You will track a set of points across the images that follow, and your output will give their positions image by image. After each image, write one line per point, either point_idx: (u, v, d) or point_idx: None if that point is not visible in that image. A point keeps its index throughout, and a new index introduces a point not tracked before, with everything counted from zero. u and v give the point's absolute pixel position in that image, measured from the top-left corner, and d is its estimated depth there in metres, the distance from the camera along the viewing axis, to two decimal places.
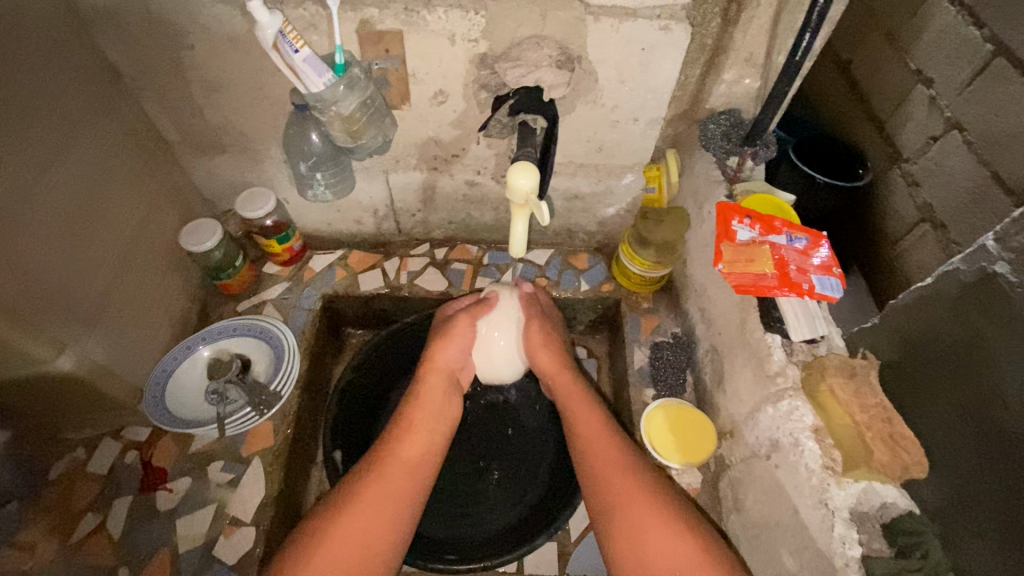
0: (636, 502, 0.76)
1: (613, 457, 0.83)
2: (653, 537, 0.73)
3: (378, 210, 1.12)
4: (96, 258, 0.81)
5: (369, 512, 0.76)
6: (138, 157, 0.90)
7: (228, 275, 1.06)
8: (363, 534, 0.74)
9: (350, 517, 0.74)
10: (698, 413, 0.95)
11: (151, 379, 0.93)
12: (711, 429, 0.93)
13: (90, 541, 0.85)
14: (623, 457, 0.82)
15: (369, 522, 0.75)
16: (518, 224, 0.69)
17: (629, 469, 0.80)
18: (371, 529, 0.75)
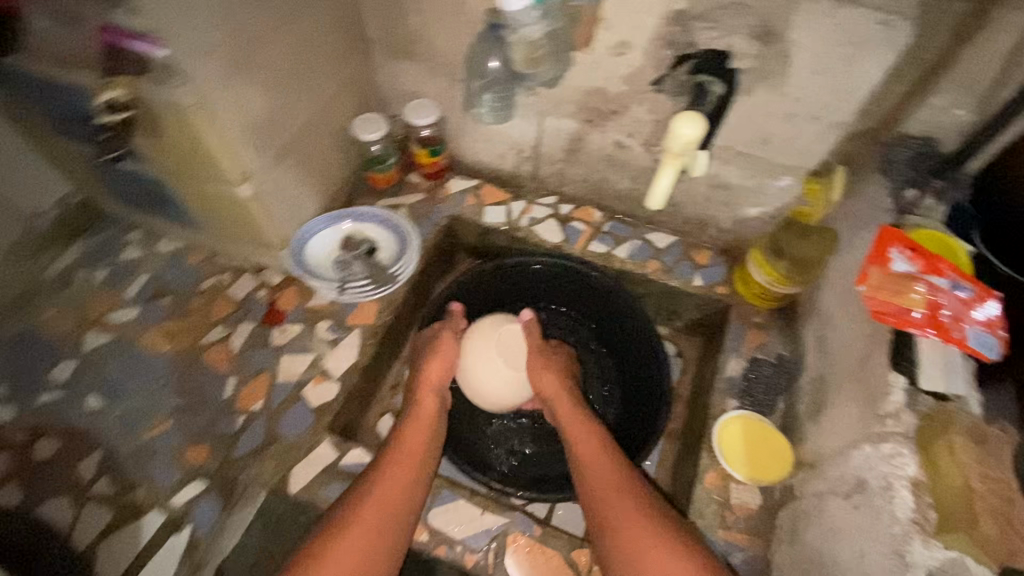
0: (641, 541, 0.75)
1: (610, 495, 0.82)
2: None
3: (523, 150, 1.16)
4: (291, 115, 0.94)
5: (369, 522, 0.78)
6: (342, 41, 1.01)
7: (378, 169, 1.17)
8: (366, 542, 0.76)
9: (349, 530, 0.76)
10: (781, 441, 0.90)
11: (299, 233, 1.06)
12: (788, 460, 0.88)
13: (216, 347, 1.02)
14: (620, 495, 0.81)
15: (371, 533, 0.77)
16: (664, 174, 0.68)
17: (630, 507, 0.79)
18: (375, 536, 0.77)
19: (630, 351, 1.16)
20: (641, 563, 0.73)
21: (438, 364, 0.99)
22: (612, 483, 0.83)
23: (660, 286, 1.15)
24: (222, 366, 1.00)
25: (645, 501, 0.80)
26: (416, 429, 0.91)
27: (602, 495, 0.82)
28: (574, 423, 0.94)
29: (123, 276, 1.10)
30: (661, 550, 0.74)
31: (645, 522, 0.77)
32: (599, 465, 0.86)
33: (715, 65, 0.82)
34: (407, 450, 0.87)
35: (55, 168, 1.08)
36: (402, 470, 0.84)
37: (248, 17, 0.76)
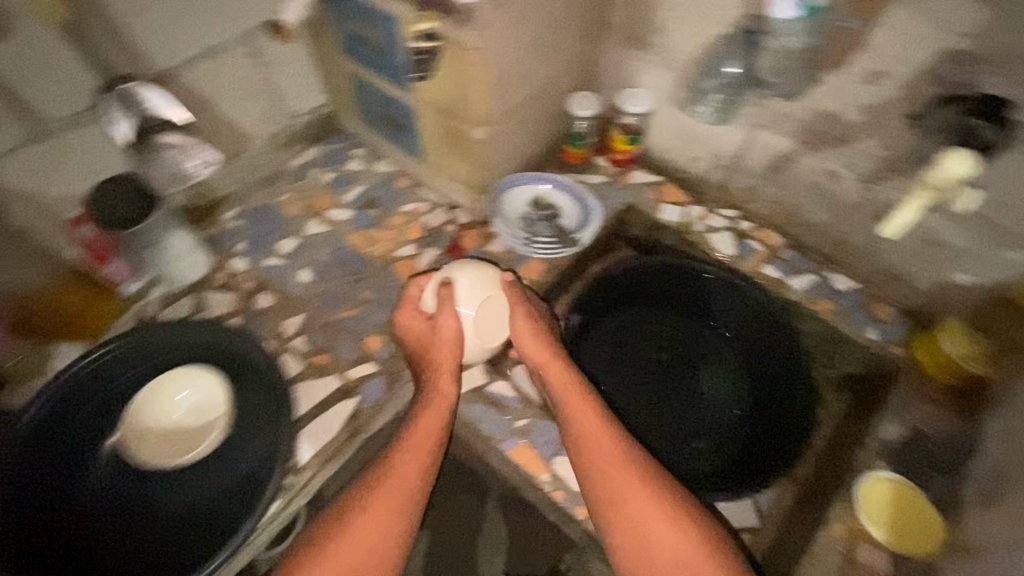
0: (638, 510, 0.84)
1: (606, 469, 0.87)
2: (657, 551, 0.82)
3: (721, 158, 1.18)
4: (532, 78, 1.03)
5: (394, 494, 0.87)
6: (590, 23, 1.10)
7: (576, 145, 1.24)
8: (394, 505, 0.86)
9: (377, 504, 0.86)
10: (934, 508, 0.89)
11: (501, 184, 1.17)
12: (942, 528, 0.87)
13: (406, 261, 1.17)
14: (618, 468, 0.87)
15: (387, 517, 0.85)
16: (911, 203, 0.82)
17: (631, 484, 0.85)
18: (402, 499, 0.87)
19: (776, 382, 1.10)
20: (645, 540, 0.82)
21: (437, 342, 0.97)
22: (601, 440, 0.89)
23: (825, 327, 1.11)
24: (407, 278, 1.14)
25: (641, 473, 0.87)
26: (430, 414, 0.93)
27: (599, 468, 0.87)
28: (572, 391, 0.94)
29: (345, 183, 1.28)
30: (659, 522, 0.83)
31: (640, 499, 0.84)
32: (594, 432, 0.90)
33: (990, 111, 0.75)
34: (420, 440, 0.92)
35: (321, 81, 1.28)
36: (415, 456, 0.90)
37: None
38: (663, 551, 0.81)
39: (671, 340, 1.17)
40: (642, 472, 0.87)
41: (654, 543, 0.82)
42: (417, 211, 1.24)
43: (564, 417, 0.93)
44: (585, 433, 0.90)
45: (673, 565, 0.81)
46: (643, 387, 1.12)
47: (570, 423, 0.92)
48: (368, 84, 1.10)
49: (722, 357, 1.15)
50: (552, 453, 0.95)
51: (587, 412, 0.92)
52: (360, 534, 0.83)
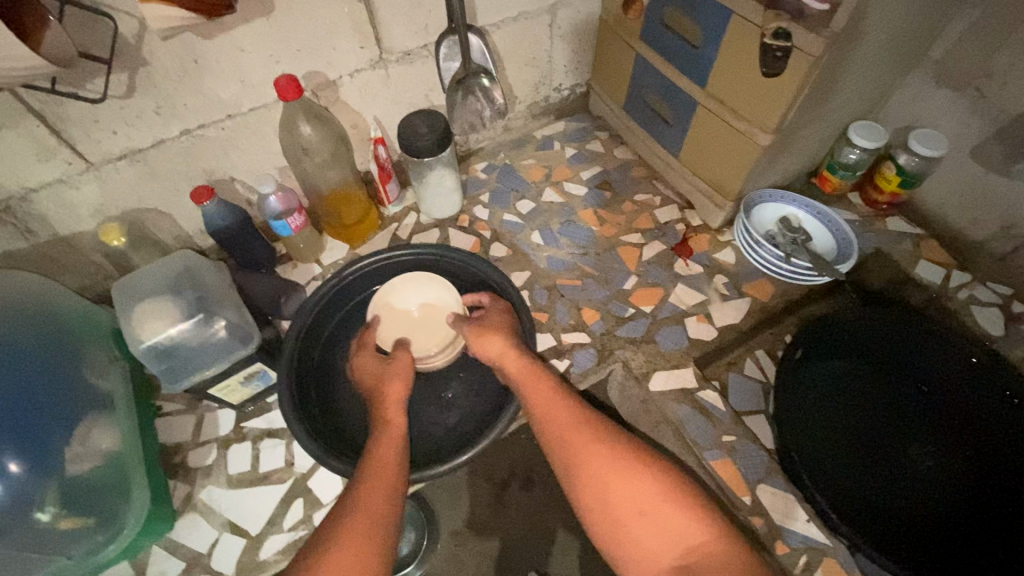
0: (594, 468, 0.72)
1: (567, 434, 0.76)
2: (627, 513, 0.69)
3: (1015, 227, 1.05)
4: (832, 98, 0.98)
5: (368, 515, 0.68)
6: (907, 52, 1.02)
7: (837, 176, 1.16)
8: (373, 515, 0.68)
9: (356, 524, 0.67)
10: None
11: (750, 197, 1.13)
12: None
13: (630, 247, 1.19)
14: (573, 432, 0.76)
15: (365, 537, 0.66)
16: None
17: (587, 440, 0.75)
18: (372, 517, 0.68)
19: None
20: (610, 501, 0.70)
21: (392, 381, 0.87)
22: (561, 409, 0.79)
23: None
24: (630, 264, 1.17)
25: (592, 430, 0.76)
26: (388, 441, 0.79)
27: (562, 439, 0.76)
28: (528, 373, 0.85)
29: (584, 161, 1.34)
30: (618, 471, 0.72)
31: (595, 452, 0.73)
32: (550, 409, 0.80)
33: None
34: (383, 459, 0.77)
35: (588, 62, 1.34)
36: (381, 476, 0.74)
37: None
38: (628, 503, 0.69)
39: (888, 407, 1.04)
40: (592, 419, 0.78)
41: (617, 498, 0.70)
42: (648, 203, 1.26)
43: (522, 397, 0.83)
44: (541, 402, 0.81)
45: (645, 519, 0.68)
46: (863, 437, 1.01)
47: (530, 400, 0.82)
48: (650, 71, 1.12)
49: (945, 441, 1.00)
50: (755, 476, 0.94)
51: (539, 385, 0.83)
52: (341, 560, 0.63)
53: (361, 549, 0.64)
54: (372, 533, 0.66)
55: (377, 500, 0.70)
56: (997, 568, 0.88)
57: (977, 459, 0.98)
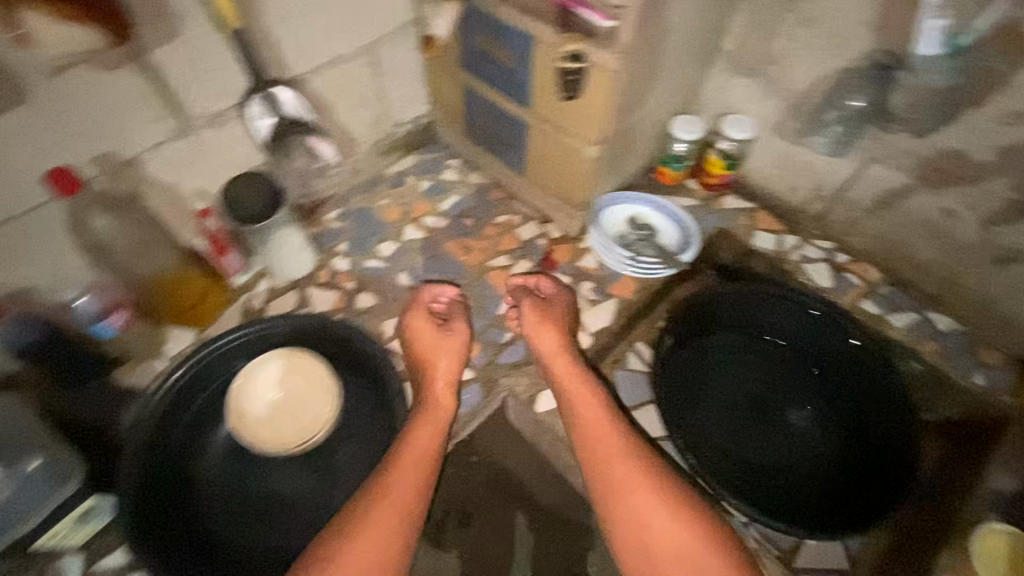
0: (633, 500, 0.85)
1: (613, 465, 0.88)
2: (659, 542, 0.82)
3: (823, 189, 1.17)
4: (645, 101, 1.04)
5: (402, 499, 0.81)
6: (704, 49, 1.10)
7: (672, 167, 1.25)
8: (397, 510, 0.80)
9: (377, 518, 0.79)
10: None
11: (599, 203, 1.19)
12: None
13: (498, 271, 1.20)
14: (620, 460, 0.88)
15: (381, 539, 0.78)
16: None
17: (635, 479, 0.86)
18: (407, 508, 0.81)
19: (874, 415, 1.08)
20: (648, 534, 0.82)
21: (434, 367, 0.98)
22: (604, 436, 0.91)
23: (928, 369, 1.09)
24: (501, 288, 1.17)
25: (638, 463, 0.88)
26: (426, 426, 0.90)
27: (613, 470, 0.88)
28: (579, 390, 0.97)
29: (440, 192, 1.32)
30: (656, 508, 0.84)
31: (638, 491, 0.85)
32: (596, 426, 0.93)
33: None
34: (410, 450, 0.86)
35: (424, 93, 1.32)
36: (410, 467, 0.85)
37: (668, 5, 0.87)
38: (666, 539, 0.81)
39: (760, 373, 1.16)
40: (634, 447, 0.90)
41: (652, 525, 0.83)
42: (509, 223, 1.27)
43: (573, 413, 0.95)
44: (591, 425, 0.93)
45: (679, 557, 0.80)
46: (739, 407, 1.12)
47: (580, 418, 0.94)
48: (479, 98, 1.13)
49: (812, 394, 1.14)
50: None
51: (591, 405, 0.95)
52: (368, 540, 0.77)
53: (386, 535, 0.78)
54: (398, 527, 0.79)
55: (404, 492, 0.82)
56: (854, 500, 1.02)
57: (828, 407, 1.13)
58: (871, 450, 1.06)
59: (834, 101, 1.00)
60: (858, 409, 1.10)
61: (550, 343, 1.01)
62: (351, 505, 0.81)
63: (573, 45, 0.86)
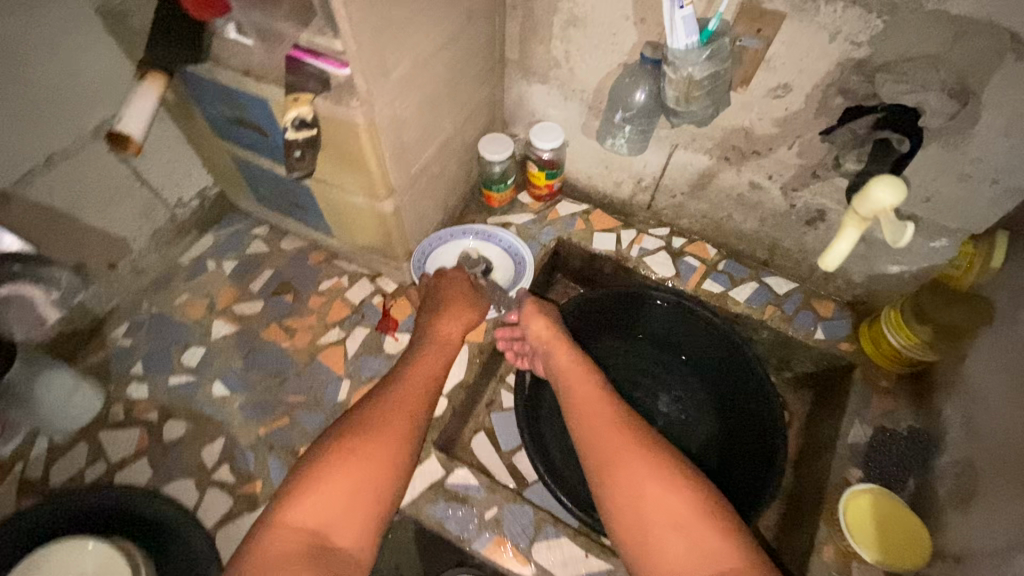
0: (628, 471, 0.70)
1: (607, 434, 0.74)
2: (657, 518, 0.66)
3: (643, 180, 1.15)
4: (432, 135, 0.94)
5: (404, 417, 0.75)
6: (486, 65, 1.02)
7: (497, 189, 1.17)
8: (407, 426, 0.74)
9: (382, 429, 0.72)
10: (906, 512, 0.84)
11: (420, 247, 1.08)
12: (922, 531, 0.82)
13: (331, 348, 1.06)
14: (616, 429, 0.75)
15: (344, 497, 0.67)
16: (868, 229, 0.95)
17: (635, 449, 0.72)
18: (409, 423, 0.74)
19: (735, 393, 1.11)
20: (645, 508, 0.67)
21: (456, 315, 0.94)
22: (605, 425, 0.75)
23: (776, 334, 1.10)
24: (337, 368, 1.03)
25: (629, 436, 0.74)
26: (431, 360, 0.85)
27: (609, 438, 0.74)
28: (574, 365, 0.87)
29: (250, 271, 1.16)
30: (650, 477, 0.69)
31: (633, 458, 0.71)
32: (589, 402, 0.79)
33: (903, 119, 0.74)
34: (422, 373, 0.83)
35: (200, 163, 1.14)
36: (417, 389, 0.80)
37: (412, 36, 0.77)
38: (664, 513, 0.67)
39: (638, 373, 1.21)
40: (628, 423, 0.76)
41: (646, 499, 0.68)
42: (335, 287, 1.13)
43: (568, 385, 0.84)
44: (585, 394, 0.81)
45: (675, 529, 0.66)
46: None
47: (575, 389, 0.83)
48: (252, 164, 0.98)
49: (688, 383, 1.19)
50: (530, 542, 0.87)
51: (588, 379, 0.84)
52: (367, 450, 0.70)
53: (389, 449, 0.71)
54: (396, 446, 0.72)
55: (403, 424, 0.74)
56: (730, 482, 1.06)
57: (692, 391, 1.18)
58: (734, 426, 1.11)
59: (616, 101, 0.99)
60: (717, 390, 1.16)
61: (542, 328, 0.94)
62: (357, 416, 0.75)
63: (303, 107, 0.73)
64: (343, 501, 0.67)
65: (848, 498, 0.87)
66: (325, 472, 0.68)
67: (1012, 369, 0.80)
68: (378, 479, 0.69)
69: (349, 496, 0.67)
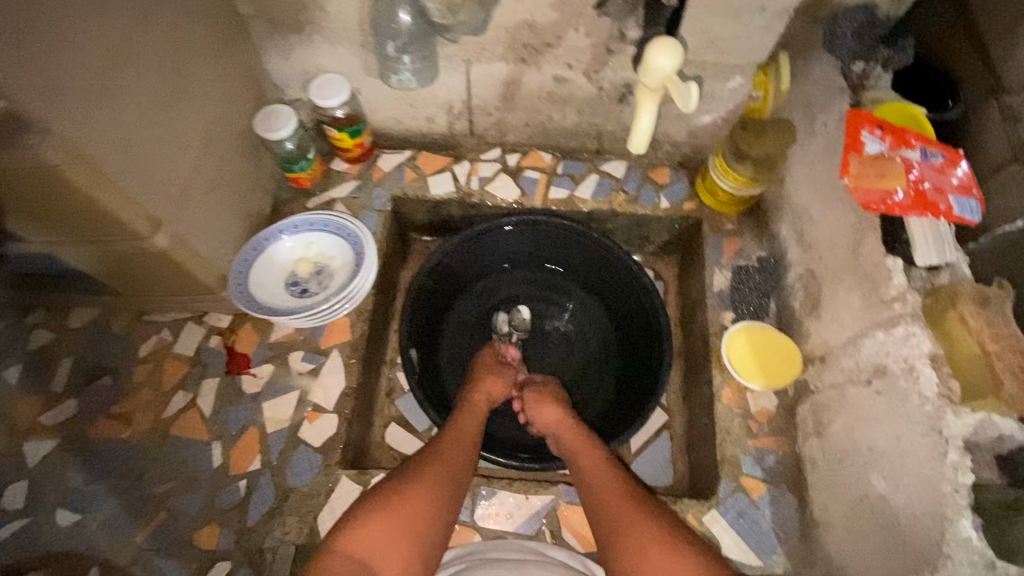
0: (632, 537, 0.70)
1: (625, 524, 0.71)
2: None
3: (454, 106, 1.05)
4: (180, 138, 0.77)
5: (445, 468, 0.76)
6: (219, 31, 0.85)
7: (301, 167, 1.02)
8: (445, 481, 0.75)
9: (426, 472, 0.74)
10: (763, 328, 0.93)
11: (234, 268, 0.91)
12: (779, 335, 0.92)
13: (183, 415, 0.90)
14: (633, 515, 0.72)
15: (382, 535, 0.68)
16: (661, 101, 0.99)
17: (647, 534, 0.69)
18: (446, 480, 0.75)
19: (614, 288, 1.14)
20: None
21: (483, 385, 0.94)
22: (621, 501, 0.75)
23: (628, 217, 1.12)
24: (199, 434, 0.89)
25: (643, 514, 0.72)
26: (470, 426, 0.86)
27: (625, 522, 0.72)
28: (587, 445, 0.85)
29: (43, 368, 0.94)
30: (655, 547, 0.68)
31: (639, 529, 0.70)
32: (604, 482, 0.78)
33: None
34: (461, 434, 0.84)
35: None
36: (458, 451, 0.80)
37: (83, 27, 0.60)
38: None
39: (521, 298, 1.18)
40: (640, 500, 0.74)
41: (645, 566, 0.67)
42: (161, 346, 0.95)
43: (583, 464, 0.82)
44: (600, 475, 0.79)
45: None
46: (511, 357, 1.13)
47: (590, 469, 0.81)
48: None
49: (575, 295, 1.19)
50: (472, 512, 0.85)
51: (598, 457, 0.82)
52: (409, 499, 0.71)
53: (428, 504, 0.72)
54: (436, 503, 0.73)
55: (440, 476, 0.75)
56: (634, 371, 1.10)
57: (579, 301, 1.18)
58: (621, 318, 1.15)
59: (382, 32, 0.89)
60: (598, 290, 1.18)
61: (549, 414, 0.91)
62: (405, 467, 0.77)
63: None
64: (374, 548, 0.67)
65: (727, 354, 0.93)
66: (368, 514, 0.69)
67: (824, 179, 0.87)
68: (413, 530, 0.69)
69: (386, 541, 0.67)
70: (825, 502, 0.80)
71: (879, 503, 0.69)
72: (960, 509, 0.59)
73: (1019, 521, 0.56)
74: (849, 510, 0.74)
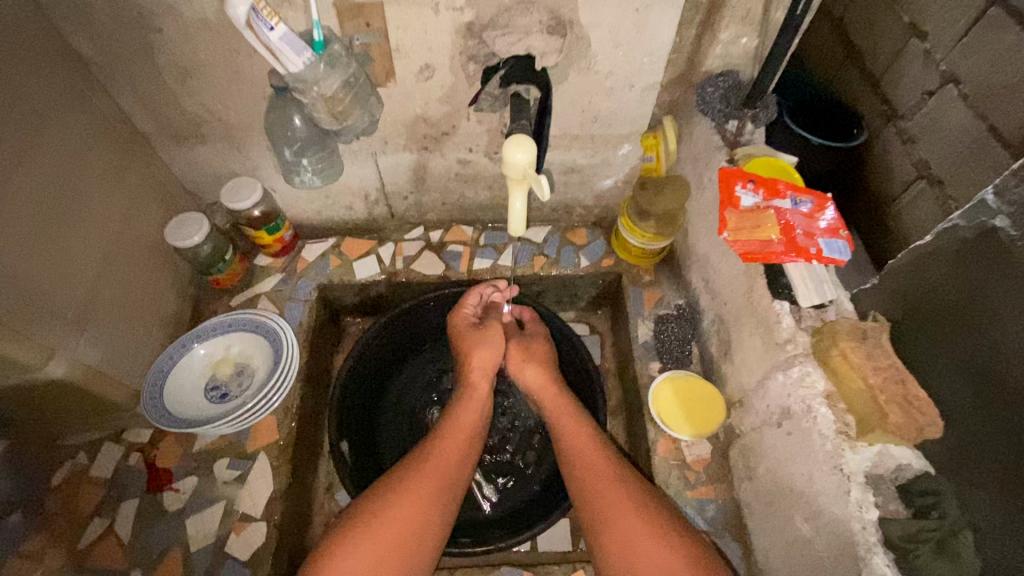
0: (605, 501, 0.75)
1: (607, 501, 0.75)
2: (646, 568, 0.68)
3: (369, 194, 1.08)
4: (76, 264, 0.78)
5: (434, 478, 0.76)
6: (117, 152, 0.87)
7: (220, 269, 1.02)
8: (434, 488, 0.75)
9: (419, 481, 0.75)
10: (686, 377, 0.95)
11: (147, 381, 0.89)
12: (698, 381, 0.94)
13: (99, 544, 0.85)
14: (615, 495, 0.75)
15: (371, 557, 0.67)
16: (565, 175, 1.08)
17: (628, 513, 0.73)
18: (439, 482, 0.76)
19: None
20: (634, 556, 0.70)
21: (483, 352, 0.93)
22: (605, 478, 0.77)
23: (553, 278, 1.14)
24: (115, 566, 0.83)
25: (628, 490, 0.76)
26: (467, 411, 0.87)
27: (607, 501, 0.75)
28: (570, 415, 0.87)
29: None
30: (629, 514, 0.73)
31: (615, 494, 0.75)
32: (589, 454, 0.81)
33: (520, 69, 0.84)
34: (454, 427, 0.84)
35: None
36: (447, 451, 0.80)
37: None
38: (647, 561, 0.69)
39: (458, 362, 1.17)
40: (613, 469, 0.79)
41: (625, 531, 0.72)
42: (75, 473, 0.90)
43: (572, 441, 0.84)
44: (582, 446, 0.82)
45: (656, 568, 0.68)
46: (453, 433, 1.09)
47: (573, 442, 0.84)
48: None
49: None
50: None
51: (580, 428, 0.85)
52: (392, 524, 0.70)
53: (417, 515, 0.72)
54: (427, 506, 0.73)
55: (429, 484, 0.75)
56: None
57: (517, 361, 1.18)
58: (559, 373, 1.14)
59: (276, 137, 0.91)
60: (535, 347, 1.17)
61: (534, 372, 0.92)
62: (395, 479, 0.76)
63: None
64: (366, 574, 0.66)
65: (654, 399, 0.95)
66: (355, 541, 0.68)
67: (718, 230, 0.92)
68: (414, 542, 0.70)
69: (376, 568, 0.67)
70: (765, 548, 0.79)
71: (806, 545, 0.69)
72: (870, 545, 0.60)
73: (923, 554, 0.60)
74: (782, 553, 0.75)
